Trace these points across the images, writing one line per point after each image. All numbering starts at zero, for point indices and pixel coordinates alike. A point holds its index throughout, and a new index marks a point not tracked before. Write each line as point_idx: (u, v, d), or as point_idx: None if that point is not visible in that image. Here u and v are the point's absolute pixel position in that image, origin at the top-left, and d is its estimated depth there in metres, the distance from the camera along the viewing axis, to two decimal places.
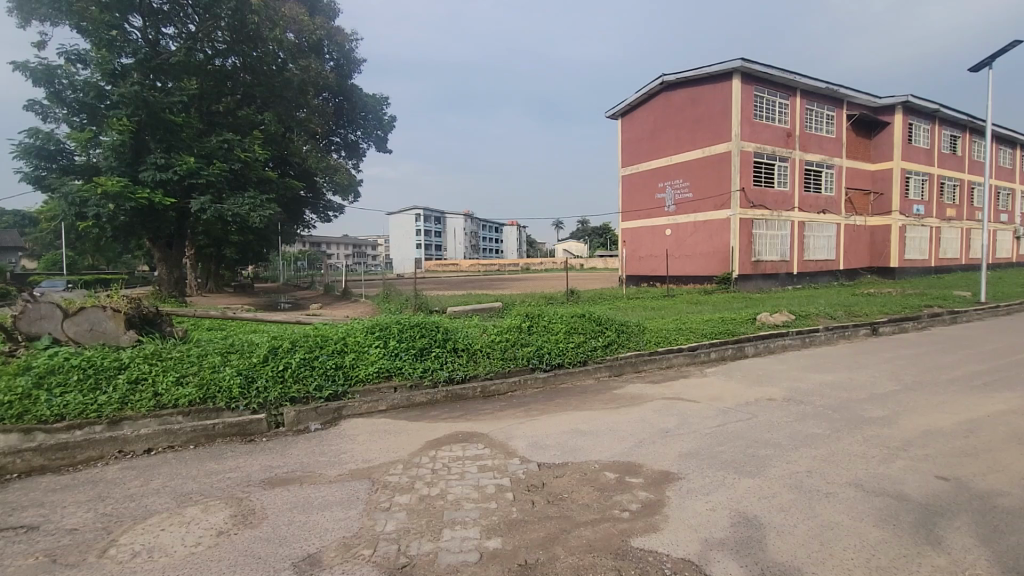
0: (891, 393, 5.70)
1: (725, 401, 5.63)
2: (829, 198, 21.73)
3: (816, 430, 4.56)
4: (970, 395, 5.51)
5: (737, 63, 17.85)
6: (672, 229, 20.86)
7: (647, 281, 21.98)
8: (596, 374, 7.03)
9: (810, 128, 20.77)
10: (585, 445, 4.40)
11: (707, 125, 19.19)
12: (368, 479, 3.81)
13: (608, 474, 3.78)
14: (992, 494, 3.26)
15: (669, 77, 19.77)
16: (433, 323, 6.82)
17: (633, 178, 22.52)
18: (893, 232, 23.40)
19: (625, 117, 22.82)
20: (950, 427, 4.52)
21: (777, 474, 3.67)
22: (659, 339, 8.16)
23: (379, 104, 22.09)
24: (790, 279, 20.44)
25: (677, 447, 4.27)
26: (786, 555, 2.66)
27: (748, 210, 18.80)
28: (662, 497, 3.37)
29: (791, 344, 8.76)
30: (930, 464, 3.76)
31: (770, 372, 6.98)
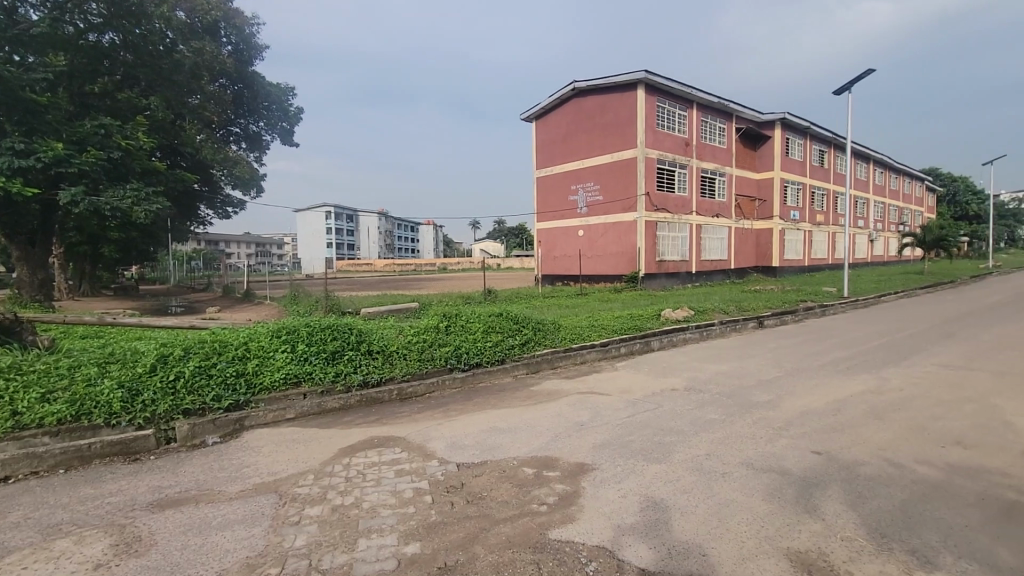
0: (774, 379, 6.36)
1: (634, 392, 5.97)
2: (721, 203, 23.72)
3: (713, 416, 4.97)
4: (837, 378, 6.29)
5: (641, 74, 18.93)
6: (584, 230, 21.67)
7: (561, 280, 22.67)
8: (513, 371, 7.15)
9: (705, 138, 22.53)
10: (503, 443, 4.46)
11: (615, 132, 20.17)
12: (274, 493, 3.59)
13: (526, 469, 3.85)
14: (855, 464, 3.74)
15: (580, 83, 20.51)
16: (346, 324, 6.56)
17: (547, 180, 23.11)
18: (774, 235, 26.04)
19: (539, 120, 23.35)
20: (822, 407, 5.13)
21: (680, 458, 3.95)
22: (573, 335, 8.47)
23: (284, 94, 20.75)
24: (690, 277, 22.05)
25: (591, 438, 4.45)
26: (689, 533, 2.87)
27: (652, 213, 20.03)
28: (578, 489, 3.50)
29: (690, 337, 9.46)
30: (806, 441, 4.25)
31: (674, 364, 7.49)
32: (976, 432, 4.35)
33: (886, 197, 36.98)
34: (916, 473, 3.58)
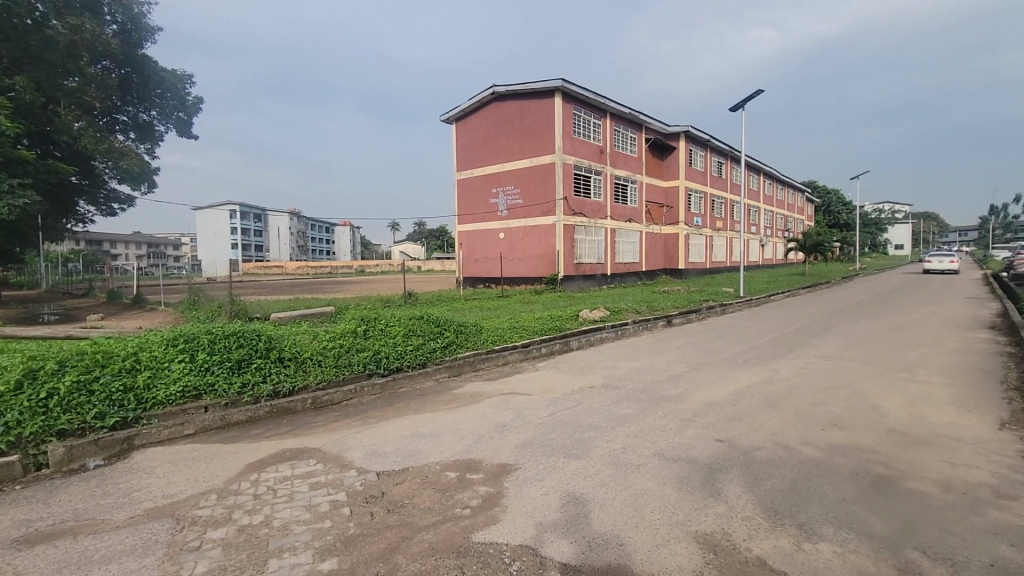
0: (682, 373, 6.79)
1: (554, 391, 6.11)
2: (633, 209, 24.98)
3: (628, 411, 5.21)
4: (736, 371, 6.84)
5: (558, 82, 19.49)
6: (505, 233, 21.88)
7: (483, 282, 22.73)
8: (435, 375, 7.04)
9: (618, 147, 23.65)
10: (425, 448, 4.38)
11: (534, 137, 20.60)
12: (170, 518, 3.27)
13: (449, 473, 3.82)
14: (753, 449, 4.09)
15: (499, 88, 20.72)
16: (253, 331, 6.14)
17: (467, 183, 23.08)
18: (680, 239, 27.85)
19: (458, 122, 23.29)
20: (724, 398, 5.55)
21: (598, 453, 4.10)
22: (495, 337, 8.52)
23: (180, 81, 18.83)
24: (605, 279, 22.99)
25: (513, 439, 4.50)
26: (607, 525, 2.98)
27: (570, 217, 20.66)
28: (501, 489, 3.52)
29: (606, 336, 9.86)
30: (711, 430, 4.57)
31: (591, 362, 7.76)
32: (849, 414, 4.91)
33: (774, 206, 40.89)
34: (803, 454, 3.97)
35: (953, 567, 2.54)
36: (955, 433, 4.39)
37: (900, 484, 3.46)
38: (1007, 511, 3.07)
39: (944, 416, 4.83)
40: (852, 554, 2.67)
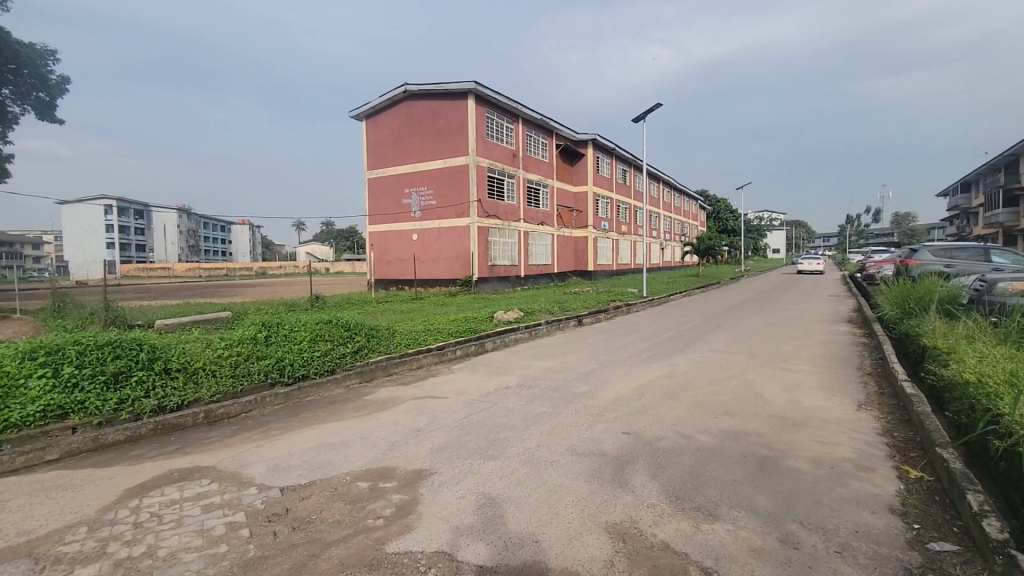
0: (592, 371, 7.07)
1: (470, 393, 6.09)
2: (545, 212, 25.63)
3: (542, 409, 5.32)
4: (641, 366, 7.24)
5: (470, 85, 19.53)
6: (418, 235, 21.49)
7: (396, 284, 22.13)
8: (345, 382, 6.72)
9: (530, 151, 24.17)
10: (334, 458, 4.17)
11: (447, 138, 20.46)
12: (26, 559, 2.82)
13: (360, 483, 3.66)
14: (657, 440, 4.34)
15: (411, 87, 20.36)
16: (133, 339, 5.50)
17: (378, 182, 22.38)
18: (589, 242, 29.04)
19: (368, 119, 22.53)
20: (630, 393, 5.85)
21: (513, 453, 4.14)
22: (409, 341, 8.33)
23: (40, 58, 16.57)
24: (519, 281, 23.36)
25: (428, 443, 4.42)
26: (522, 524, 3.01)
27: (484, 219, 20.75)
28: (415, 496, 3.44)
29: (520, 337, 10.01)
30: (619, 424, 4.80)
31: (506, 363, 7.84)
32: (738, 403, 5.39)
33: (671, 212, 43.97)
34: (700, 442, 4.28)
35: (825, 534, 2.86)
36: (824, 415, 4.97)
37: (781, 464, 3.84)
38: (865, 481, 3.52)
39: (815, 400, 5.46)
40: (742, 531, 2.92)
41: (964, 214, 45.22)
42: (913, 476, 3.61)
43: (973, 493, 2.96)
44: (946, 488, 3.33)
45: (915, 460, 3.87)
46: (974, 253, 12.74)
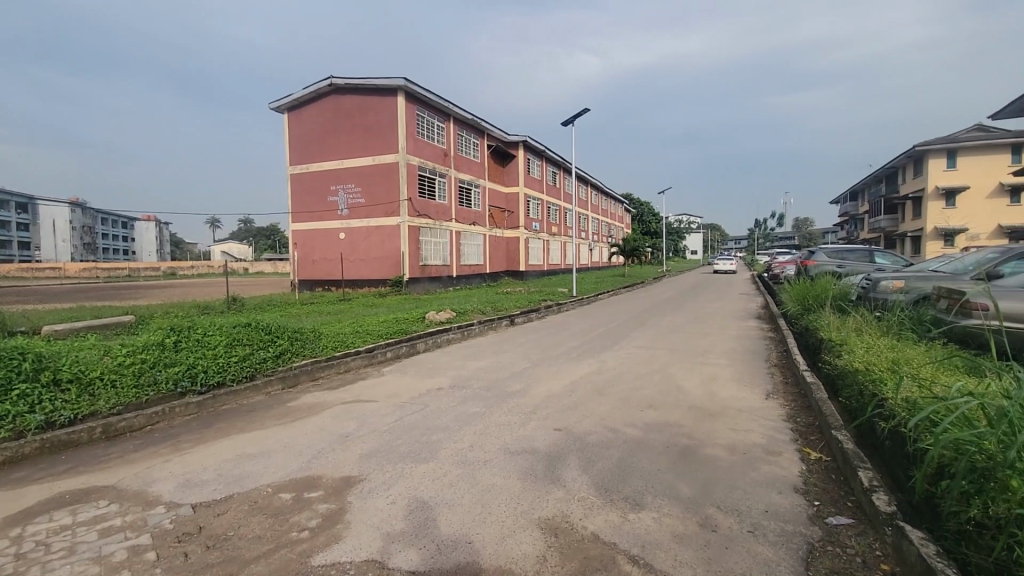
0: (524, 370, 7.14)
1: (401, 396, 5.96)
2: (477, 212, 25.61)
3: (475, 409, 5.31)
4: (572, 364, 7.42)
5: (400, 81, 19.13)
6: (346, 233, 20.74)
7: (321, 285, 21.21)
8: (266, 389, 6.34)
9: (461, 151, 24.06)
10: (254, 470, 3.92)
11: (376, 135, 19.93)
12: None
13: (283, 495, 3.47)
14: (587, 435, 4.46)
15: (338, 80, 19.65)
16: (13, 349, 4.98)
17: (302, 178, 21.35)
18: (521, 242, 29.36)
19: (291, 112, 21.46)
20: (561, 390, 5.97)
21: (446, 454, 4.10)
22: (336, 344, 8.02)
23: None
24: (451, 281, 23.16)
25: (357, 449, 4.27)
26: (455, 526, 2.98)
27: (415, 219, 20.38)
28: (343, 505, 3.30)
29: (453, 337, 9.93)
30: (551, 421, 4.88)
31: (438, 363, 7.75)
32: (661, 396, 5.65)
33: (599, 215, 45.46)
34: (627, 435, 4.45)
35: (740, 516, 3.07)
36: (737, 404, 5.33)
37: (701, 452, 4.07)
38: (774, 465, 3.81)
39: (730, 391, 5.84)
40: (666, 518, 3.07)
41: (853, 219, 50.34)
42: (814, 457, 3.95)
43: (864, 470, 3.29)
44: (841, 467, 3.68)
45: (815, 442, 4.25)
46: (861, 255, 14.21)
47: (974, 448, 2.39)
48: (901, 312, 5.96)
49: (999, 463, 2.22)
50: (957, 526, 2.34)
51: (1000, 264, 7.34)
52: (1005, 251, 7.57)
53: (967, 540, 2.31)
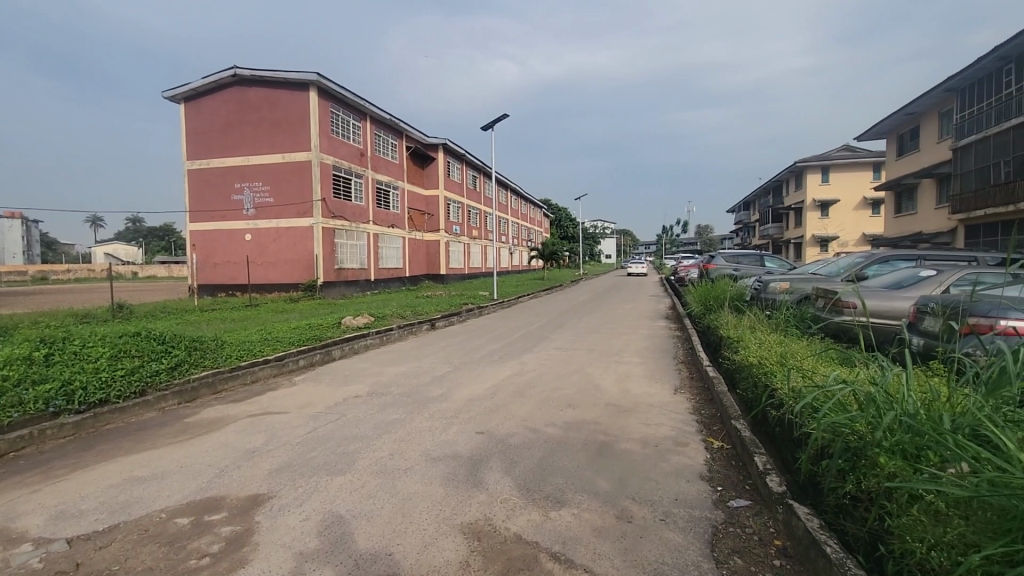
0: (445, 374, 7.07)
1: (314, 406, 5.66)
2: (396, 215, 25.03)
3: (395, 416, 5.18)
4: (493, 367, 7.45)
5: (312, 76, 18.26)
6: (252, 234, 19.40)
7: (224, 290, 19.66)
8: (159, 405, 5.74)
9: (379, 151, 23.43)
10: (144, 495, 3.54)
11: (286, 131, 18.87)
12: None
13: (179, 520, 3.16)
14: (508, 436, 4.51)
15: (242, 71, 18.41)
16: None
17: (201, 174, 19.68)
18: (441, 246, 29.10)
19: (188, 102, 19.74)
20: (482, 393, 5.99)
21: (364, 464, 3.96)
22: (241, 353, 7.47)
23: None
24: (369, 285, 22.43)
25: (265, 464, 4.00)
26: (375, 538, 2.88)
27: (329, 220, 19.53)
28: (250, 525, 3.08)
29: (370, 343, 9.60)
30: (472, 424, 4.87)
31: (356, 371, 7.46)
32: (580, 395, 5.84)
33: (519, 219, 46.21)
34: (547, 434, 4.54)
35: (652, 506, 3.24)
36: (649, 400, 5.63)
37: (617, 446, 4.26)
38: (682, 455, 4.06)
39: (642, 388, 6.16)
40: (585, 512, 3.16)
41: (746, 227, 55.13)
42: (716, 446, 4.26)
43: (759, 455, 3.60)
44: (739, 453, 4.00)
45: (717, 432, 4.58)
46: (754, 260, 15.59)
47: (848, 430, 2.69)
48: (787, 310, 6.60)
49: (869, 442, 2.52)
50: (837, 501, 2.63)
51: (865, 267, 8.38)
52: (869, 256, 8.65)
53: (843, 512, 2.59)
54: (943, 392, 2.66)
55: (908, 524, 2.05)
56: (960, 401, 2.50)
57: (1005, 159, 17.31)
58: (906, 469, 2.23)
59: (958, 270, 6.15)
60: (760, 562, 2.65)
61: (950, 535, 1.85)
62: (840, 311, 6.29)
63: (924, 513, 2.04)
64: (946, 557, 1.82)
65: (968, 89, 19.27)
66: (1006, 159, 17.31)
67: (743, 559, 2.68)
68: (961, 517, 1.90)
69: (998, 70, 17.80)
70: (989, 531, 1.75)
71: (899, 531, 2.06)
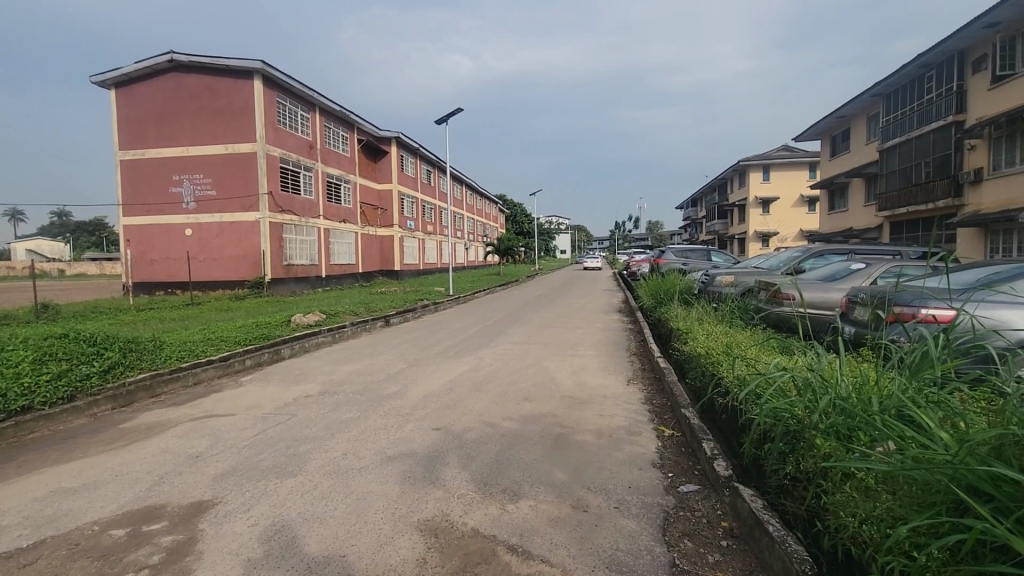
0: (401, 370, 6.98)
1: (263, 407, 5.45)
2: (347, 209, 24.41)
3: (348, 415, 5.06)
4: (449, 363, 7.39)
5: (256, 64, 17.50)
6: (193, 229, 18.41)
7: (163, 288, 18.57)
8: (91, 410, 5.38)
9: (329, 144, 22.74)
10: (73, 507, 3.31)
11: (228, 122, 18.00)
12: None
13: (113, 532, 2.97)
14: (465, 431, 4.49)
15: (180, 56, 17.46)
16: None
17: (134, 165, 18.45)
18: (395, 241, 28.60)
19: (119, 88, 18.52)
20: (438, 389, 5.95)
21: (316, 465, 3.85)
22: (182, 354, 7.09)
23: None
24: (320, 282, 21.77)
25: (211, 469, 3.82)
26: (326, 541, 2.80)
27: (277, 215, 18.82)
28: (193, 534, 2.93)
29: (322, 340, 9.34)
30: (429, 420, 4.83)
31: (307, 369, 7.23)
32: (536, 388, 5.89)
33: (474, 214, 46.10)
34: (504, 428, 4.55)
35: (607, 494, 3.31)
36: (603, 391, 5.76)
37: (573, 438, 4.33)
38: (635, 444, 4.18)
39: (596, 379, 6.29)
40: (541, 504, 3.20)
41: (694, 224, 57.11)
42: (666, 434, 4.41)
43: (706, 441, 3.74)
44: (689, 441, 4.15)
45: (668, 421, 4.74)
46: (701, 255, 16.18)
47: (788, 415, 2.84)
48: (732, 302, 6.89)
49: (807, 426, 2.67)
50: (778, 483, 2.77)
51: (802, 261, 8.87)
52: (806, 251, 9.16)
53: (784, 492, 2.74)
54: (873, 377, 2.85)
55: (842, 501, 2.18)
56: (887, 384, 2.69)
57: (925, 161, 18.68)
58: (840, 450, 2.38)
59: (885, 263, 6.60)
60: (708, 544, 2.76)
61: (879, 509, 1.99)
62: (780, 303, 6.63)
63: (856, 490, 2.18)
64: (876, 529, 1.96)
65: (894, 94, 20.65)
66: (926, 161, 18.68)
67: (693, 541, 2.79)
68: (889, 492, 2.04)
69: (920, 76, 19.15)
70: (915, 504, 1.88)
71: (835, 508, 2.19)
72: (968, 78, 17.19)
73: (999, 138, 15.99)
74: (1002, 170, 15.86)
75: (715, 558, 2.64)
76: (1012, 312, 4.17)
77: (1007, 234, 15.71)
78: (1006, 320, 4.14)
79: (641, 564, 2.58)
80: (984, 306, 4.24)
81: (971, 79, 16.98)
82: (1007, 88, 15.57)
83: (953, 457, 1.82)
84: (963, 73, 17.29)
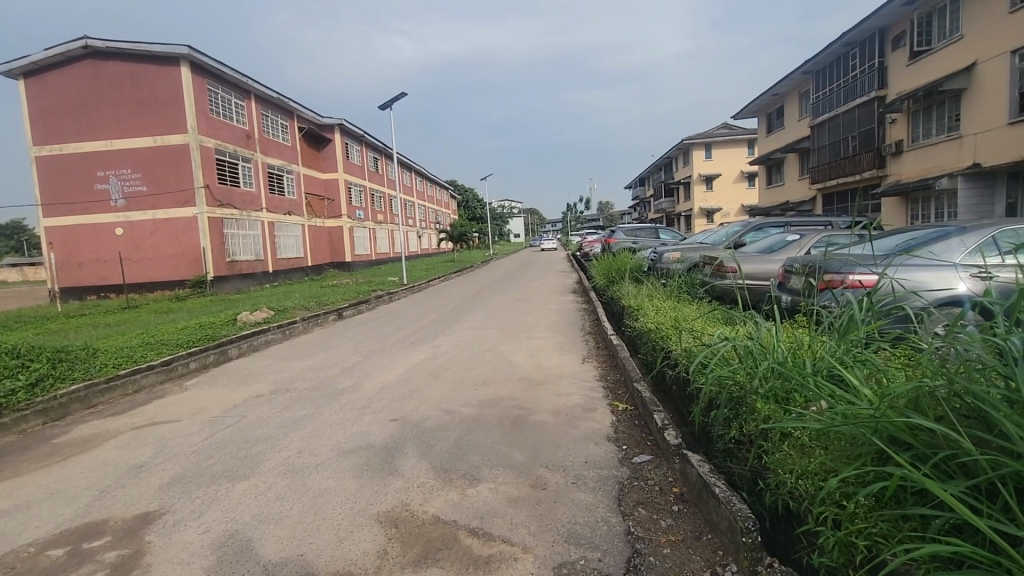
0: (356, 363, 6.86)
1: (211, 410, 5.23)
2: (292, 200, 23.51)
3: (302, 412, 4.94)
4: (405, 352, 7.30)
5: (182, 50, 16.41)
6: (124, 228, 17.28)
7: (94, 292, 17.37)
8: (20, 427, 5.00)
9: (267, 133, 21.78)
10: (5, 530, 3.09)
11: (154, 112, 16.90)
12: None
13: (52, 552, 2.80)
14: (423, 421, 4.46)
15: (95, 42, 16.13)
16: None
17: (51, 162, 17.03)
18: (344, 232, 27.82)
19: (28, 77, 16.98)
20: (395, 379, 5.91)
21: (269, 465, 3.74)
22: (119, 360, 6.70)
23: None
24: (269, 278, 21.02)
25: (156, 478, 3.66)
26: (278, 546, 2.72)
27: (215, 209, 17.90)
28: (139, 547, 2.80)
29: (273, 337, 9.03)
30: (386, 412, 4.78)
31: (257, 368, 6.98)
32: (493, 372, 5.92)
33: (425, 200, 45.52)
34: (463, 414, 4.57)
35: (566, 471, 3.39)
36: (559, 371, 5.86)
37: (530, 419, 4.39)
38: (591, 420, 4.28)
39: (553, 360, 6.38)
40: (500, 486, 3.23)
41: (642, 203, 58.66)
42: (621, 408, 4.54)
43: (657, 412, 3.87)
44: (642, 413, 4.29)
45: (621, 395, 4.89)
46: (650, 233, 16.61)
47: (732, 381, 2.99)
48: (679, 278, 7.10)
49: (748, 391, 2.82)
50: (724, 446, 2.91)
51: (743, 234, 9.23)
52: (746, 225, 9.54)
53: (730, 455, 2.88)
54: (807, 341, 3.04)
55: (781, 459, 2.31)
56: (820, 347, 2.86)
57: (853, 134, 19.72)
58: (779, 413, 2.52)
59: (816, 234, 6.98)
60: (661, 509, 2.88)
61: (814, 464, 2.13)
62: (723, 276, 6.89)
63: (793, 449, 2.32)
64: (811, 483, 2.08)
65: (823, 71, 21.61)
66: (854, 134, 19.72)
67: (647, 509, 2.89)
68: (823, 447, 2.18)
69: (846, 54, 20.11)
70: (843, 457, 2.02)
71: (774, 465, 2.32)
72: (889, 54, 18.16)
73: (917, 110, 17.03)
74: (920, 141, 16.94)
75: (669, 522, 2.76)
76: (928, 274, 4.51)
77: (925, 202, 16.88)
78: (923, 282, 4.46)
79: (598, 535, 2.67)
80: (904, 269, 4.57)
81: (891, 55, 17.95)
82: (924, 63, 16.56)
83: (875, 411, 1.95)
84: (884, 50, 18.25)
